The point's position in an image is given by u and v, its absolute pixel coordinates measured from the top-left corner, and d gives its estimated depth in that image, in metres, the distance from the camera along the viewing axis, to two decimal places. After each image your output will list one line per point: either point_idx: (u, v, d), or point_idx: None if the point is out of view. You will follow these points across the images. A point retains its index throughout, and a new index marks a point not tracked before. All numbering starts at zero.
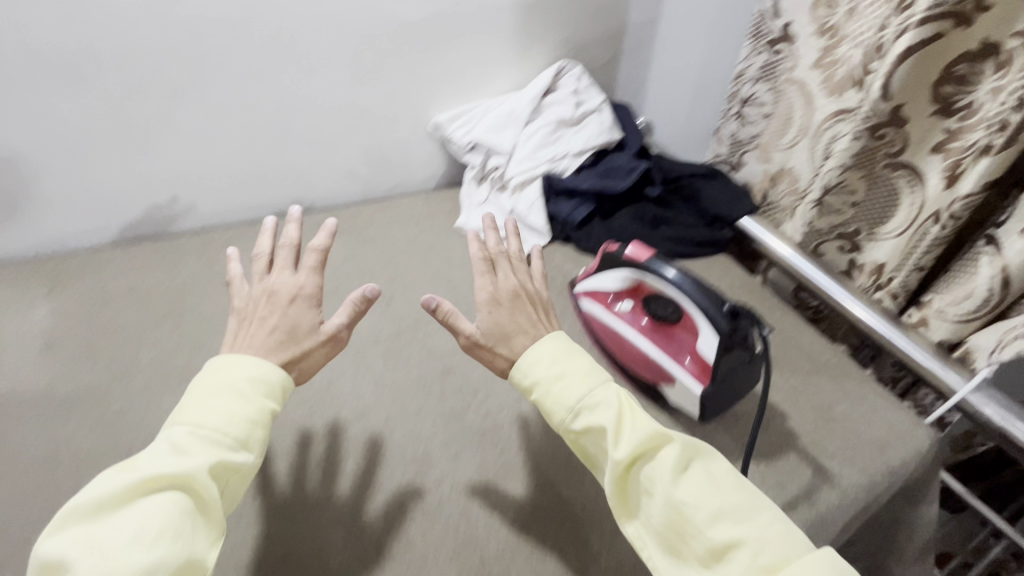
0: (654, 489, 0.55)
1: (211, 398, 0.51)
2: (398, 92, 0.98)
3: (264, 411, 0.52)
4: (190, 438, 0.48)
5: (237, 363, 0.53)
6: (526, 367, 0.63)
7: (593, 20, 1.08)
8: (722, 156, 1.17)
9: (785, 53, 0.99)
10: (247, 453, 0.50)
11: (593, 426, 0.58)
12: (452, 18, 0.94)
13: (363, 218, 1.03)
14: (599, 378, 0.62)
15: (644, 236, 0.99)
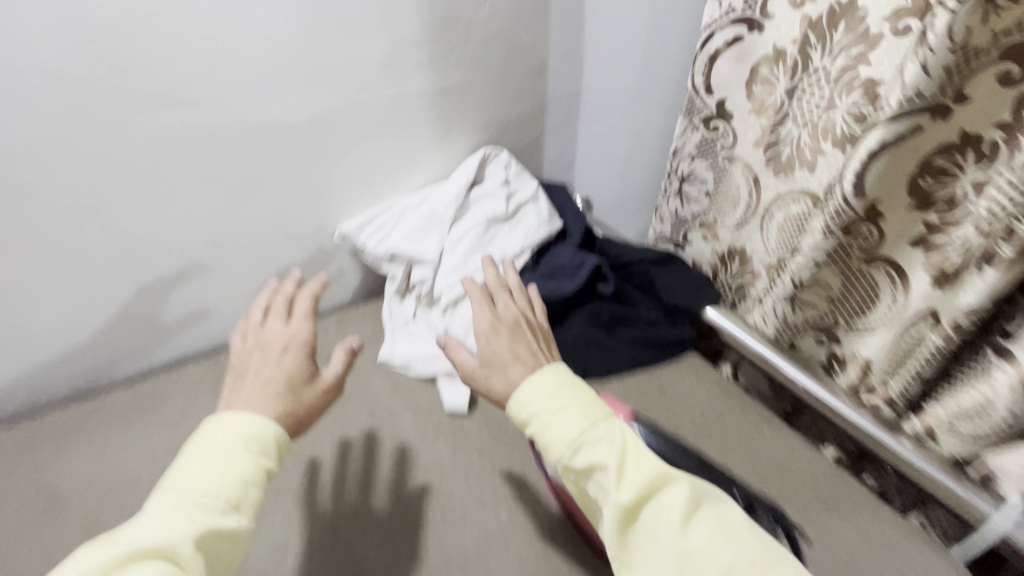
0: (657, 537, 0.46)
1: (207, 451, 0.47)
2: (288, 205, 0.80)
3: (260, 470, 0.48)
4: (177, 502, 0.43)
5: (233, 418, 0.50)
6: (520, 400, 0.57)
7: (514, 101, 0.94)
8: (666, 234, 1.07)
9: (722, 131, 0.89)
10: (239, 517, 0.45)
11: (594, 463, 0.51)
12: (349, 114, 0.77)
13: None
14: (600, 415, 0.55)
15: (602, 345, 0.85)
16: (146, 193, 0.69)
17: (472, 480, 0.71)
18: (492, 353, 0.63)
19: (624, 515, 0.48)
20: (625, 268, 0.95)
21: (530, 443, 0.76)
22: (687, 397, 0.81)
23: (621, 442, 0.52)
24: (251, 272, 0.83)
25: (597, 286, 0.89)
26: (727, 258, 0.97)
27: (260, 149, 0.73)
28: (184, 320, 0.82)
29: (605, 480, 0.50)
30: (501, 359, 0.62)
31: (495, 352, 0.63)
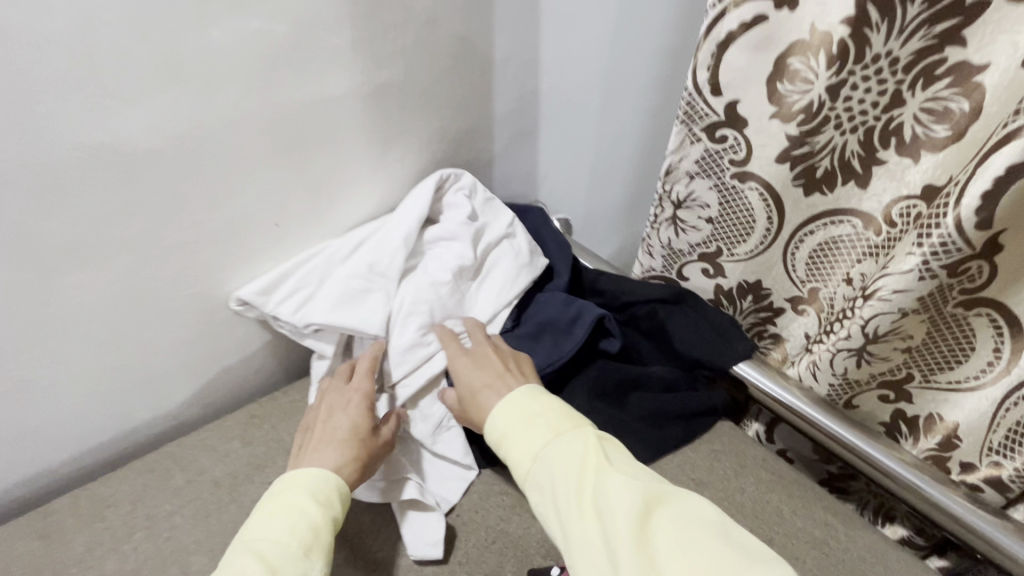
0: (609, 552, 0.40)
1: (280, 501, 0.47)
2: (144, 264, 0.52)
3: (328, 519, 0.47)
4: (254, 554, 0.42)
5: (302, 471, 0.50)
6: (489, 421, 0.52)
7: (472, 103, 0.70)
8: (656, 270, 0.83)
9: (732, 142, 0.66)
10: (311, 562, 0.44)
11: (549, 476, 0.45)
12: (237, 124, 0.51)
13: (107, 498, 0.54)
14: (568, 426, 0.48)
15: (613, 423, 0.65)
16: None
17: None
18: (470, 382, 0.57)
19: (578, 535, 0.41)
20: (626, 313, 0.76)
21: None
22: (734, 493, 0.62)
23: (585, 451, 0.46)
24: (92, 367, 0.54)
25: (600, 343, 0.69)
26: (737, 293, 0.77)
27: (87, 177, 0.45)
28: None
29: (562, 496, 0.44)
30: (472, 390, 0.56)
31: (468, 382, 0.57)
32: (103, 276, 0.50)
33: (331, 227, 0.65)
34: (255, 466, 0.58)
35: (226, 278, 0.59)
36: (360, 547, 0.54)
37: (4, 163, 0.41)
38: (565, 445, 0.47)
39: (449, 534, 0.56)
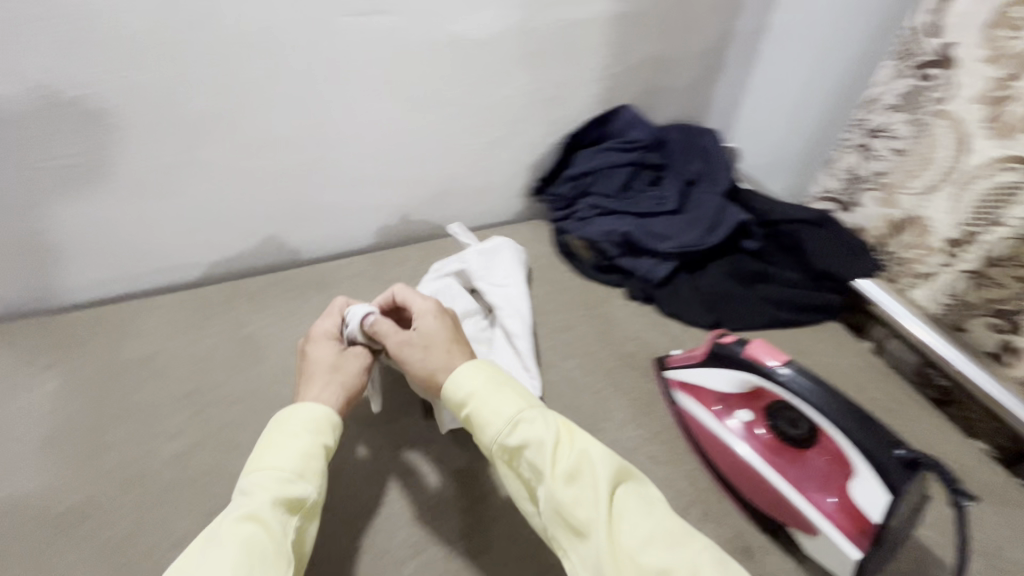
0: (585, 508, 0.47)
1: (273, 437, 0.50)
2: (463, 114, 0.83)
3: (320, 445, 0.51)
4: (255, 482, 0.47)
5: (286, 412, 0.52)
6: (456, 378, 0.53)
7: (679, 34, 0.92)
8: (833, 191, 0.94)
9: (938, 81, 0.77)
10: (304, 483, 0.48)
11: (530, 442, 0.49)
12: (543, 31, 0.79)
13: (408, 264, 0.87)
14: (536, 400, 0.53)
15: (739, 297, 0.83)
16: (362, 84, 0.73)
17: (600, 397, 0.69)
18: (425, 326, 0.59)
19: (554, 498, 0.47)
20: (773, 229, 0.89)
21: (653, 360, 0.74)
22: (827, 366, 0.81)
23: (557, 424, 0.51)
24: (416, 182, 0.87)
25: (742, 242, 0.89)
26: (897, 225, 0.84)
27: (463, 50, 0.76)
28: (350, 219, 0.86)
29: (540, 460, 0.49)
30: (423, 340, 0.58)
31: (426, 327, 0.58)
32: (434, 116, 0.81)
33: (561, 115, 0.90)
34: None
35: (491, 136, 0.87)
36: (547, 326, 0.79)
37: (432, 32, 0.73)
38: (538, 416, 0.51)
39: (602, 327, 0.79)
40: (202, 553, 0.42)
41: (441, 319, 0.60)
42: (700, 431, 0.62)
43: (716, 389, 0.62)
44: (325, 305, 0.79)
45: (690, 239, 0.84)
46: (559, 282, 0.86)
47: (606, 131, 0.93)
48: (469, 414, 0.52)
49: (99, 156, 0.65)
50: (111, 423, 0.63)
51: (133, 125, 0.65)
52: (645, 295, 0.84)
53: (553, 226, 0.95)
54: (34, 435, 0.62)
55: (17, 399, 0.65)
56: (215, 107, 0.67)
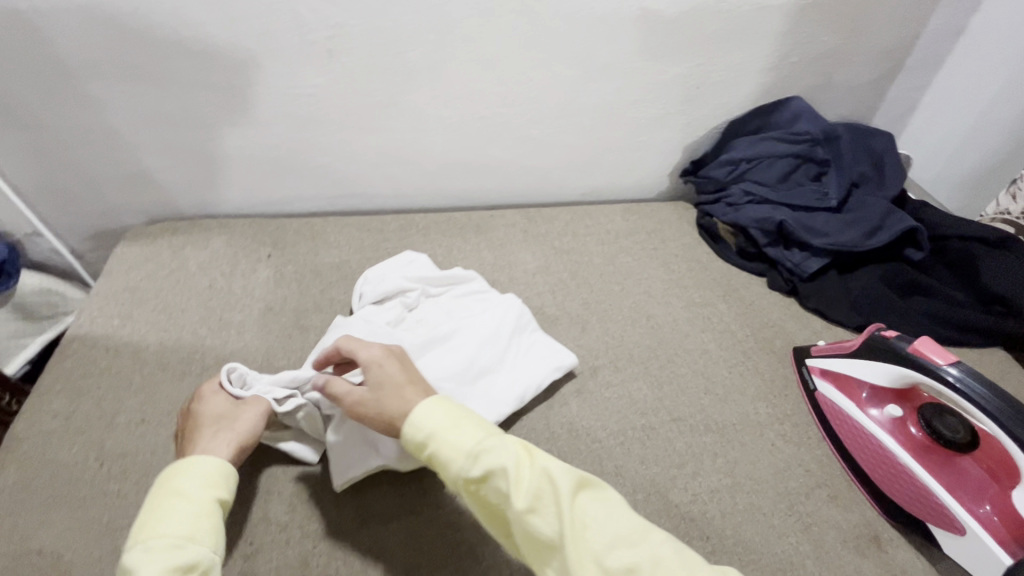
0: (551, 524, 0.42)
1: (154, 502, 0.45)
2: (633, 89, 0.85)
3: (213, 502, 0.46)
4: (143, 552, 0.41)
5: (168, 473, 0.47)
6: (410, 420, 0.47)
7: (867, 28, 0.88)
8: (1014, 213, 0.88)
9: None
10: (198, 547, 0.43)
11: (492, 473, 0.44)
12: (727, 14, 0.79)
13: (558, 222, 0.93)
14: (493, 425, 0.48)
15: (896, 304, 0.80)
16: (550, 50, 0.78)
17: (735, 372, 0.72)
18: (379, 376, 0.52)
19: (523, 523, 0.42)
20: (941, 242, 0.86)
21: (791, 352, 0.75)
22: None
23: (515, 446, 0.45)
24: (576, 147, 0.92)
25: (905, 251, 0.85)
26: None
27: (647, 25, 0.78)
28: (511, 174, 0.94)
29: (506, 487, 0.43)
30: (371, 391, 0.51)
31: (381, 372, 0.52)
32: (608, 87, 0.84)
33: (728, 100, 0.91)
34: (630, 236, 0.91)
35: (654, 113, 0.90)
36: (685, 299, 0.82)
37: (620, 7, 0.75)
38: (499, 441, 0.45)
39: (741, 309, 0.81)
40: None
41: (394, 364, 0.53)
42: (842, 421, 0.63)
43: (867, 379, 0.63)
44: (483, 244, 0.87)
45: (852, 238, 0.82)
46: (700, 262, 0.88)
47: (771, 121, 0.91)
48: (429, 453, 0.46)
49: (327, 89, 0.77)
50: (312, 311, 0.76)
51: (358, 66, 0.75)
52: (789, 288, 0.84)
53: (698, 208, 0.96)
54: (254, 310, 0.76)
55: (244, 278, 0.80)
56: (423, 58, 0.76)
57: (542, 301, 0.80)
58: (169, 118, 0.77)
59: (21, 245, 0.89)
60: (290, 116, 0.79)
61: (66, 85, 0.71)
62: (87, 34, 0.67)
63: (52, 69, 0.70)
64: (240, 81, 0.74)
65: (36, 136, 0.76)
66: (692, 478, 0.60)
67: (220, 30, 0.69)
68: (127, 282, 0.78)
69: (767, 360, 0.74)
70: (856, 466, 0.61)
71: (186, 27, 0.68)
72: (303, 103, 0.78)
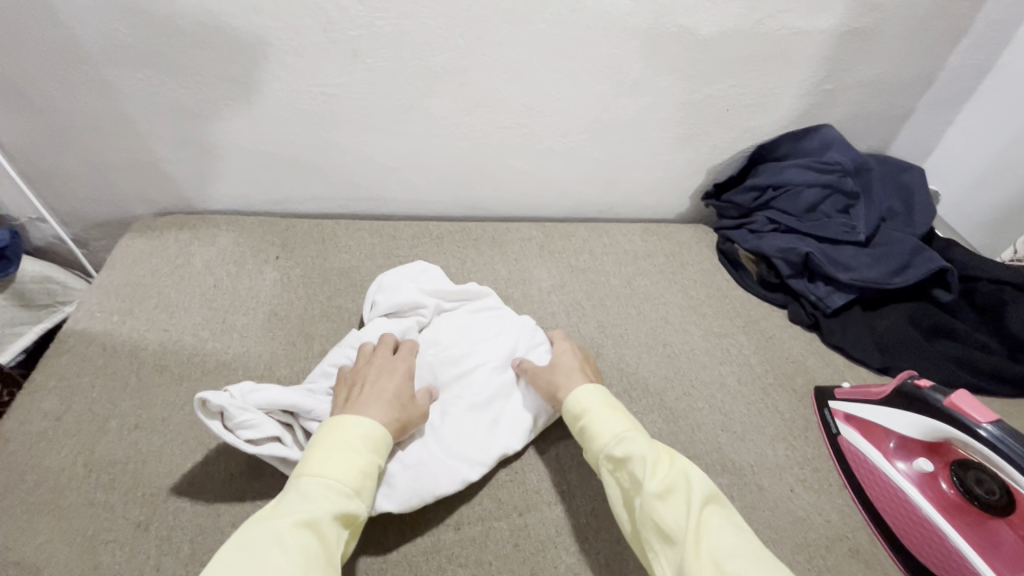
0: (676, 515, 0.44)
1: (330, 443, 0.48)
2: (660, 108, 0.83)
3: (376, 465, 0.49)
4: (317, 487, 0.45)
5: (348, 419, 0.51)
6: (572, 399, 0.57)
7: (904, 60, 0.86)
8: None
9: None
10: (359, 501, 0.46)
11: (631, 454, 0.50)
12: (764, 37, 0.77)
13: (574, 238, 0.90)
14: (644, 430, 0.54)
15: (921, 346, 0.77)
16: (578, 63, 0.76)
17: (754, 410, 0.69)
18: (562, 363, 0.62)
19: (649, 504, 0.46)
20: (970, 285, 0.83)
21: (813, 392, 0.72)
22: None
23: (660, 446, 0.51)
24: (597, 163, 0.89)
25: (933, 291, 0.82)
26: None
27: (679, 45, 0.76)
28: (529, 186, 0.91)
29: (640, 470, 0.48)
30: (547, 378, 0.61)
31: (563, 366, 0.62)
32: (636, 103, 0.82)
33: (757, 123, 0.88)
34: (648, 257, 0.89)
35: (681, 133, 0.87)
36: (703, 327, 0.79)
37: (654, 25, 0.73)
38: (645, 437, 0.52)
39: (761, 342, 0.78)
40: (258, 560, 0.39)
41: (583, 361, 0.63)
42: (867, 469, 0.61)
43: (895, 429, 0.61)
44: (497, 257, 0.85)
45: (879, 274, 0.79)
46: (720, 289, 0.85)
47: (799, 147, 0.88)
48: (582, 428, 0.55)
49: (347, 90, 0.75)
50: (318, 319, 0.74)
51: (378, 69, 0.73)
52: (811, 321, 0.81)
53: (720, 233, 0.94)
54: (258, 314, 0.73)
55: (250, 279, 0.77)
56: (447, 64, 0.73)
57: (556, 321, 0.77)
58: (183, 110, 0.74)
59: (25, 229, 0.87)
60: (304, 116, 0.77)
61: (81, 71, 0.69)
62: (106, 20, 0.65)
63: (68, 54, 0.67)
64: (259, 77, 0.72)
65: (46, 120, 0.74)
66: None
67: (242, 24, 0.66)
68: (129, 276, 0.76)
69: (786, 398, 0.71)
70: (878, 519, 0.58)
71: (206, 20, 0.66)
72: (319, 103, 0.76)
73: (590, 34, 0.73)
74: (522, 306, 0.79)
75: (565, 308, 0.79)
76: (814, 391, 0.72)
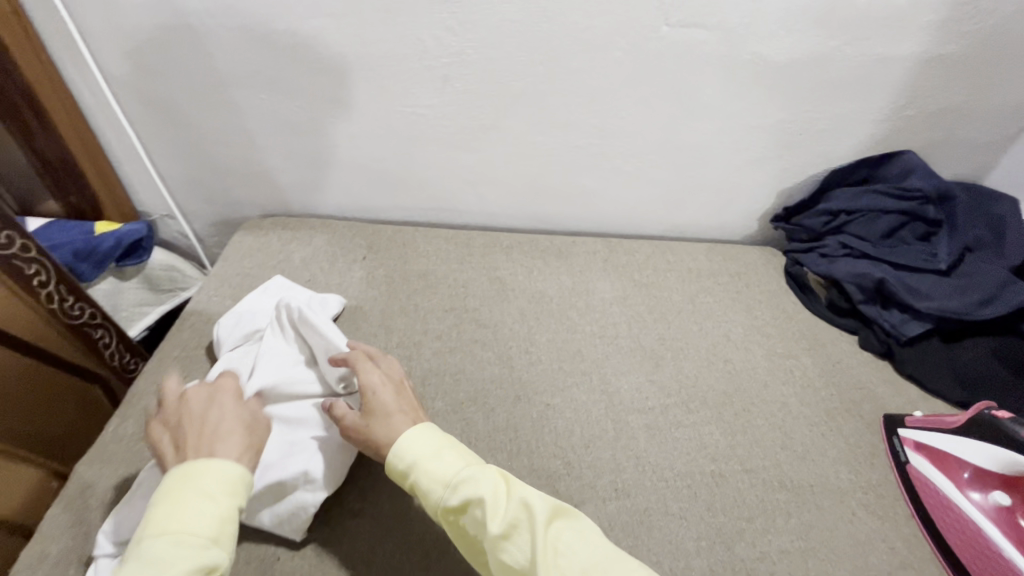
0: (524, 549, 0.45)
1: (178, 499, 0.44)
2: (729, 131, 0.85)
3: (236, 506, 0.46)
4: (168, 546, 0.41)
5: (194, 466, 0.47)
6: (395, 448, 0.52)
7: (998, 87, 0.83)
8: None
9: None
10: (220, 549, 0.43)
11: (469, 500, 0.48)
12: (839, 64, 0.78)
13: (639, 254, 0.93)
14: (476, 458, 0.52)
15: (1008, 383, 0.72)
16: (649, 87, 0.80)
17: (816, 431, 0.68)
18: (377, 404, 0.56)
19: (497, 548, 0.46)
20: None
21: (881, 419, 0.70)
22: None
23: (495, 475, 0.50)
24: (664, 183, 0.92)
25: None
26: None
27: (750, 72, 0.78)
28: (597, 202, 0.95)
29: (481, 516, 0.47)
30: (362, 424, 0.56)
31: (378, 400, 0.56)
32: (705, 127, 0.85)
33: (831, 148, 0.88)
34: (712, 275, 0.90)
35: (749, 156, 0.89)
36: (765, 347, 0.79)
37: (726, 53, 0.76)
38: (480, 471, 0.50)
39: (826, 366, 0.77)
40: None
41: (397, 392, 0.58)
42: (939, 503, 0.59)
43: (971, 461, 0.59)
44: (563, 268, 0.89)
45: (961, 305, 0.75)
46: (785, 311, 0.85)
47: (877, 173, 0.87)
48: (414, 480, 0.51)
49: (436, 110, 0.83)
50: (397, 314, 0.81)
51: (464, 91, 0.80)
52: (883, 350, 0.80)
53: (789, 255, 0.93)
54: (346, 307, 0.82)
55: (340, 275, 0.86)
56: (526, 87, 0.80)
57: (618, 332, 0.80)
58: (296, 125, 0.85)
59: (157, 224, 1.01)
60: (396, 133, 0.86)
61: (217, 92, 0.82)
62: (242, 50, 0.76)
63: (209, 78, 0.80)
64: (358, 98, 0.81)
65: (184, 132, 0.87)
66: (761, 535, 0.59)
67: (352, 51, 0.76)
68: (240, 268, 0.87)
69: (850, 423, 0.70)
70: (950, 552, 0.57)
71: (321, 49, 0.76)
72: (409, 121, 0.84)
73: (662, 61, 0.77)
74: (585, 315, 0.82)
75: (626, 319, 0.82)
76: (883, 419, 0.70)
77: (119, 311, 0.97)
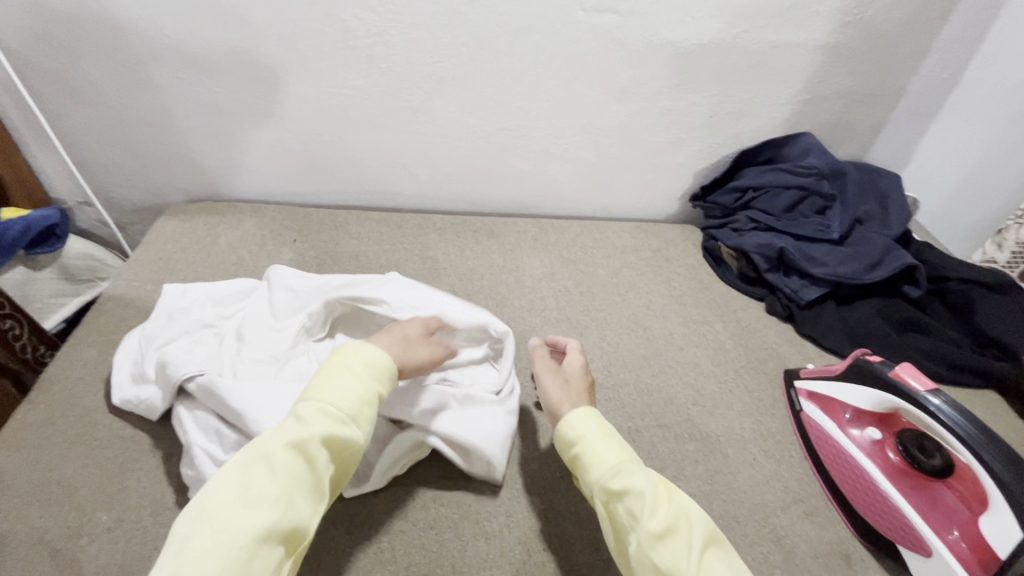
0: (675, 554, 0.44)
1: (332, 374, 0.51)
2: (647, 114, 0.90)
3: (375, 393, 0.52)
4: (311, 411, 0.48)
5: (357, 349, 0.54)
6: (569, 424, 0.55)
7: (882, 74, 0.92)
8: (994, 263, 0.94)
9: None
10: (353, 427, 0.49)
11: (631, 490, 0.49)
12: (742, 51, 0.84)
13: (567, 232, 0.97)
14: (638, 457, 0.54)
15: (888, 338, 0.81)
16: (572, 72, 0.83)
17: (724, 387, 0.74)
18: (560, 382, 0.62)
19: (648, 544, 0.45)
20: (939, 284, 0.87)
21: (782, 374, 0.77)
22: None
23: (656, 479, 0.50)
24: (589, 164, 0.97)
25: (903, 287, 0.86)
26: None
27: (663, 58, 0.83)
28: (526, 184, 0.99)
29: (637, 508, 0.48)
30: (562, 392, 0.61)
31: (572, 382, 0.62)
32: (625, 109, 0.89)
33: (740, 131, 0.94)
34: (635, 251, 0.95)
35: (667, 138, 0.94)
36: (683, 315, 0.84)
37: (640, 38, 0.81)
38: (641, 468, 0.51)
39: (737, 330, 0.83)
40: (252, 472, 0.44)
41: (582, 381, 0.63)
42: (823, 440, 0.66)
43: (850, 402, 0.66)
44: (494, 247, 0.92)
45: (850, 271, 0.84)
46: (702, 282, 0.91)
47: (781, 153, 0.95)
48: (577, 455, 0.54)
49: (363, 91, 0.83)
50: None
51: (391, 73, 0.82)
52: (786, 314, 0.87)
53: (706, 231, 0.99)
54: None
55: (270, 258, 0.86)
56: (454, 70, 0.82)
57: (545, 304, 0.83)
58: (219, 106, 0.84)
59: (72, 211, 0.97)
60: (324, 114, 0.86)
61: (133, 71, 0.79)
62: (157, 27, 0.75)
63: (124, 56, 0.77)
64: (286, 79, 0.81)
65: (98, 113, 0.84)
66: (671, 481, 0.63)
67: (274, 30, 0.76)
68: (162, 252, 0.84)
69: (755, 380, 0.76)
70: (830, 481, 0.65)
71: (243, 29, 0.75)
72: (338, 102, 0.84)
73: (580, 45, 0.80)
74: (515, 290, 0.85)
75: (554, 293, 0.85)
76: (782, 374, 0.77)
77: (32, 302, 0.90)
